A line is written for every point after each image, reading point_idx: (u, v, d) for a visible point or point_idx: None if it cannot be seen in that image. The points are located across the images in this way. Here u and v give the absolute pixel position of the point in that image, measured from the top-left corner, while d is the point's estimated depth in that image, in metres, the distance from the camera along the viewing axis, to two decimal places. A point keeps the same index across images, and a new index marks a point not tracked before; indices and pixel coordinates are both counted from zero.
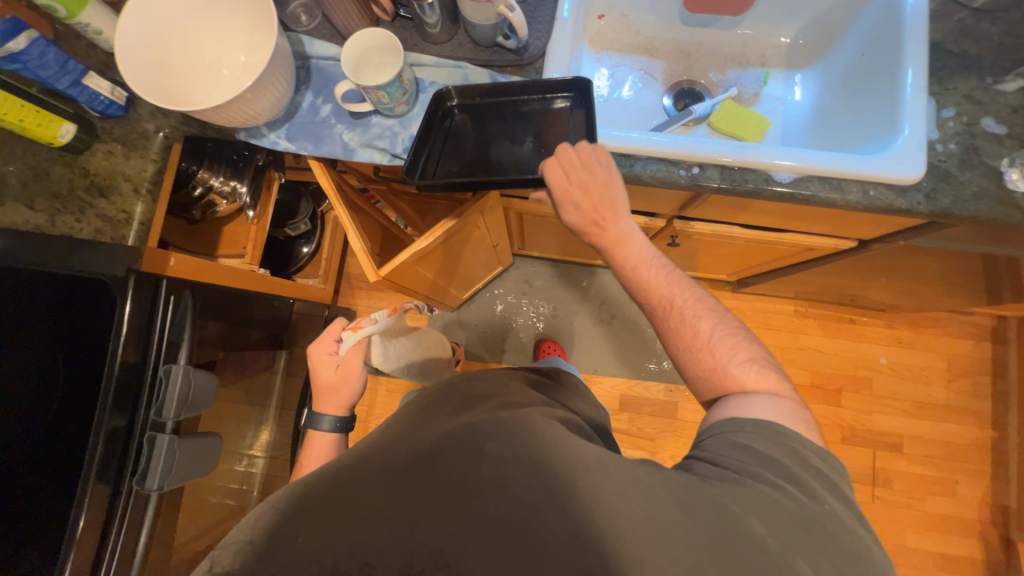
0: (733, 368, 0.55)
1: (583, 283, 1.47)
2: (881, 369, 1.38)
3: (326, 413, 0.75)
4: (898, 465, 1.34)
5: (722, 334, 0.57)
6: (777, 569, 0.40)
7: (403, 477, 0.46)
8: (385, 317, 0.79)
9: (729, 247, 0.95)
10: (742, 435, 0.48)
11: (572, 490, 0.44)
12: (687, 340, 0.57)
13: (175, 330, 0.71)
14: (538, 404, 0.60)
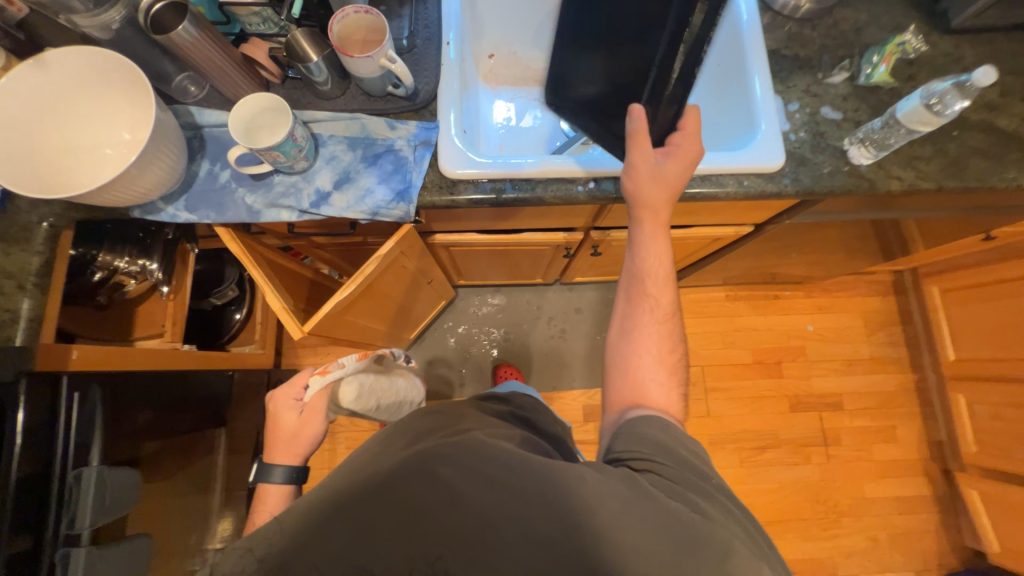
0: (671, 394, 0.58)
1: (529, 302, 1.50)
2: (810, 336, 1.50)
3: (277, 465, 0.68)
4: (842, 421, 1.44)
5: (675, 360, 0.61)
6: (703, 538, 0.43)
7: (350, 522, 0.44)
8: (355, 360, 0.79)
9: None
10: (651, 431, 0.52)
11: (530, 499, 0.44)
12: (654, 349, 0.60)
13: (83, 429, 0.65)
14: (490, 427, 0.60)
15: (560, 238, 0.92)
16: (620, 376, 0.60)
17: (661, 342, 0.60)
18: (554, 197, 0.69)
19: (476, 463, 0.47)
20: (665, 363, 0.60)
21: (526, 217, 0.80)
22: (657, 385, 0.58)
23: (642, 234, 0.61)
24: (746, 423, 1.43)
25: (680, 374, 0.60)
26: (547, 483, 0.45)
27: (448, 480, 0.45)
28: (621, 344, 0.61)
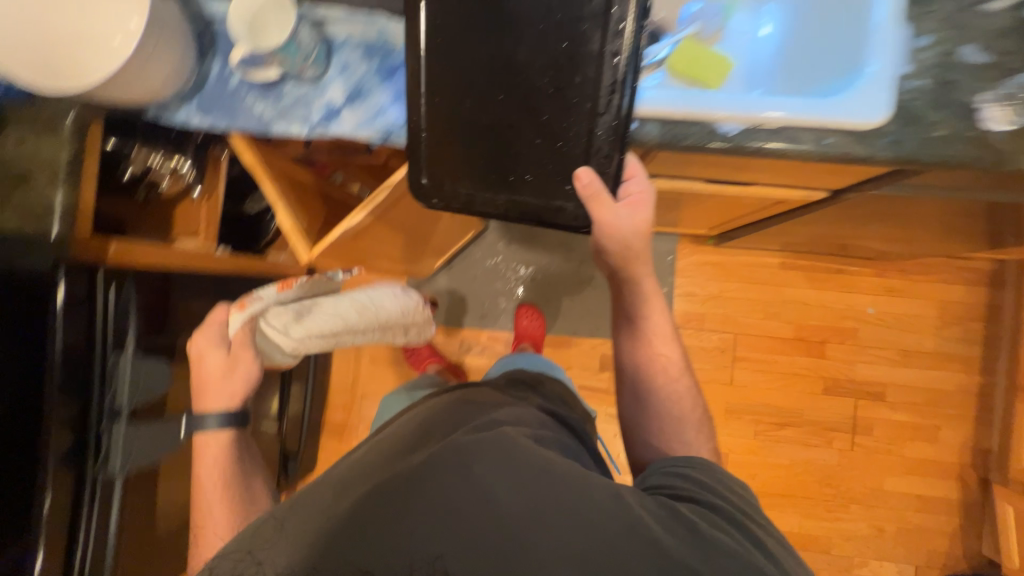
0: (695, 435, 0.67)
1: (561, 243, 1.43)
2: (869, 319, 1.35)
3: (210, 411, 0.72)
4: (879, 413, 1.34)
5: (692, 408, 0.70)
6: (734, 550, 0.48)
7: (392, 501, 0.50)
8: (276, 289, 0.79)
9: (697, 202, 0.89)
10: (684, 468, 0.59)
11: (556, 506, 0.48)
12: (673, 401, 0.69)
13: (119, 320, 0.73)
14: (518, 417, 0.64)
15: None
16: (653, 423, 0.69)
17: (672, 392, 0.70)
18: None
19: (514, 463, 0.52)
20: (686, 409, 0.69)
21: None
22: (679, 434, 0.67)
23: (652, 307, 0.71)
24: (770, 398, 1.37)
25: (702, 415, 0.70)
26: (575, 496, 0.49)
27: (483, 474, 0.51)
28: (644, 399, 0.70)
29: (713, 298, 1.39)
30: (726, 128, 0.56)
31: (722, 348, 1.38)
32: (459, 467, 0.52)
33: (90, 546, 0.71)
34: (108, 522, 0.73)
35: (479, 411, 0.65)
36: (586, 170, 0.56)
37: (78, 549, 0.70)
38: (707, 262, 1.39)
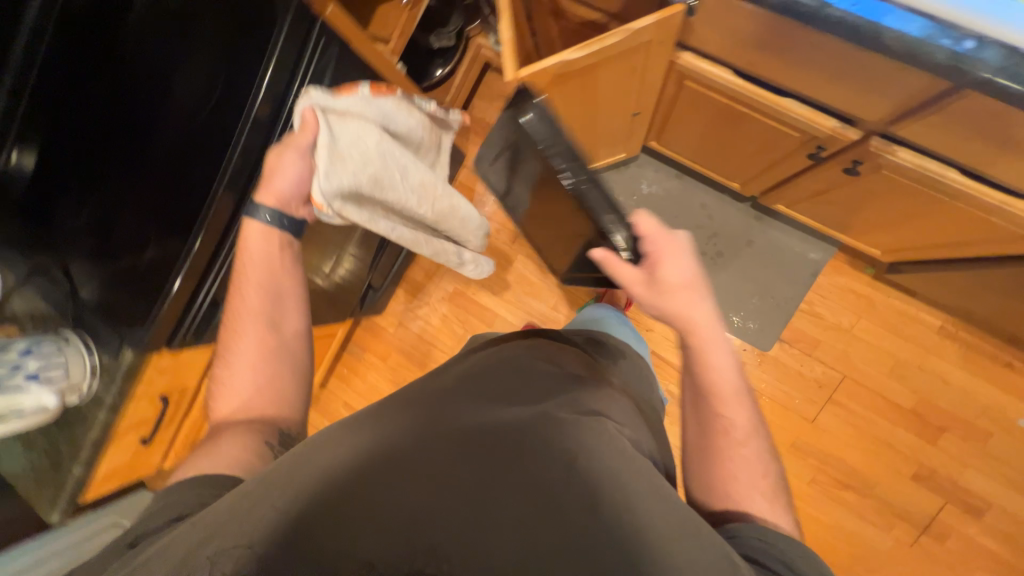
0: (758, 498, 0.58)
1: (702, 206, 1.32)
2: (1010, 431, 1.15)
3: (263, 202, 0.68)
4: (964, 527, 1.17)
5: (766, 462, 0.61)
6: None
7: (477, 456, 0.53)
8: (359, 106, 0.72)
9: (920, 200, 0.76)
10: (759, 536, 0.53)
11: (647, 505, 0.50)
12: (728, 458, 0.61)
13: (316, 77, 0.76)
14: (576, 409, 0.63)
15: (823, 128, 0.71)
16: (709, 482, 0.61)
17: (743, 441, 0.61)
18: (897, 41, 0.48)
19: (602, 450, 0.56)
20: (751, 467, 0.60)
21: (811, 71, 0.62)
22: (756, 496, 0.58)
23: (701, 352, 0.64)
24: (847, 455, 1.23)
25: (773, 479, 0.60)
26: (662, 501, 0.51)
27: (566, 455, 0.55)
28: (701, 454, 0.63)
29: (838, 329, 1.24)
30: None
31: (821, 384, 1.24)
32: (541, 443, 0.56)
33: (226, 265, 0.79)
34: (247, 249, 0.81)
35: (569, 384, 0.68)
36: (600, 250, 0.73)
37: (217, 263, 0.77)
38: (853, 291, 1.24)
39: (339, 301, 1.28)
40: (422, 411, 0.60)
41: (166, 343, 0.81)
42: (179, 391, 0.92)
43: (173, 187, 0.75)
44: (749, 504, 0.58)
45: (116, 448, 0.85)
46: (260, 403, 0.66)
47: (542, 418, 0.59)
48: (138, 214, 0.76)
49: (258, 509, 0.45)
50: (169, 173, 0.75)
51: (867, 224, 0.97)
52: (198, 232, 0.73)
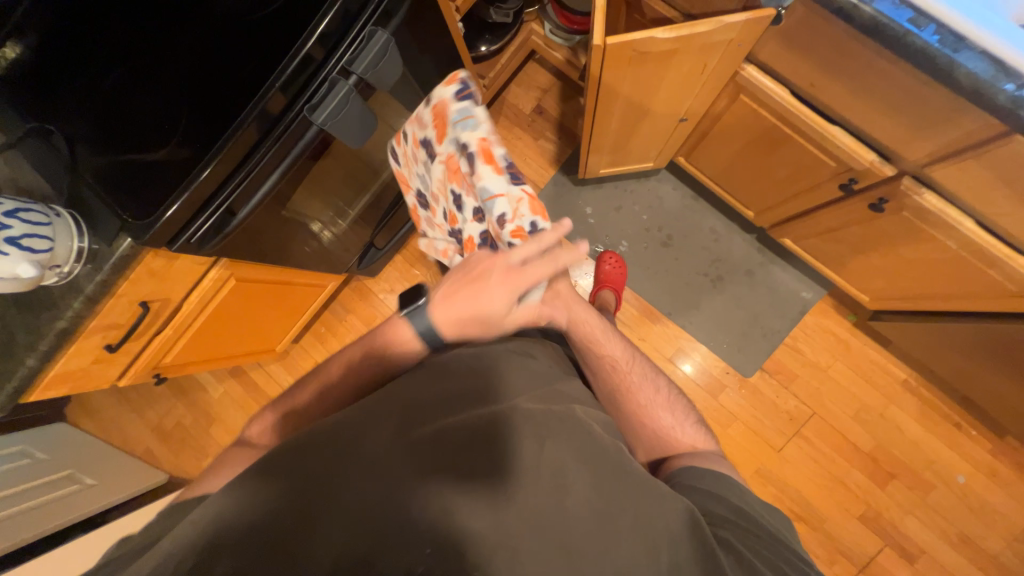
0: (683, 430, 0.72)
1: (710, 230, 1.38)
2: (951, 485, 1.25)
3: (425, 313, 0.60)
4: (899, 572, 1.23)
5: (670, 392, 0.76)
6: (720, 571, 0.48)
7: (413, 461, 0.49)
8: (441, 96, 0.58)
9: (929, 247, 0.83)
10: (704, 482, 0.62)
11: (615, 505, 0.50)
12: (647, 407, 0.73)
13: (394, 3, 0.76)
14: (522, 386, 0.59)
15: (863, 160, 0.78)
16: (643, 437, 0.73)
17: (650, 389, 0.74)
18: (965, 79, 0.56)
19: (559, 443, 0.53)
20: (663, 404, 0.74)
21: (870, 100, 0.68)
22: (672, 429, 0.72)
23: (575, 329, 0.72)
24: (805, 488, 1.28)
25: (679, 406, 0.75)
26: (631, 497, 0.51)
27: (515, 457, 0.50)
28: (627, 415, 0.73)
29: (816, 368, 1.31)
30: None
31: (793, 417, 1.31)
32: (485, 446, 0.51)
33: (256, 169, 0.75)
34: (279, 162, 0.77)
35: (502, 369, 0.63)
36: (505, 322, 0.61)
37: (250, 162, 0.74)
38: (834, 334, 1.32)
39: (339, 250, 1.23)
40: (356, 405, 0.55)
41: (165, 243, 0.74)
42: (160, 301, 0.85)
43: (209, 71, 0.66)
44: (670, 440, 0.71)
45: (78, 347, 0.77)
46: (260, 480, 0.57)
47: (482, 407, 0.55)
48: (154, 92, 0.65)
49: (201, 520, 0.44)
50: (211, 57, 0.66)
51: (865, 269, 1.05)
52: (236, 130, 0.69)
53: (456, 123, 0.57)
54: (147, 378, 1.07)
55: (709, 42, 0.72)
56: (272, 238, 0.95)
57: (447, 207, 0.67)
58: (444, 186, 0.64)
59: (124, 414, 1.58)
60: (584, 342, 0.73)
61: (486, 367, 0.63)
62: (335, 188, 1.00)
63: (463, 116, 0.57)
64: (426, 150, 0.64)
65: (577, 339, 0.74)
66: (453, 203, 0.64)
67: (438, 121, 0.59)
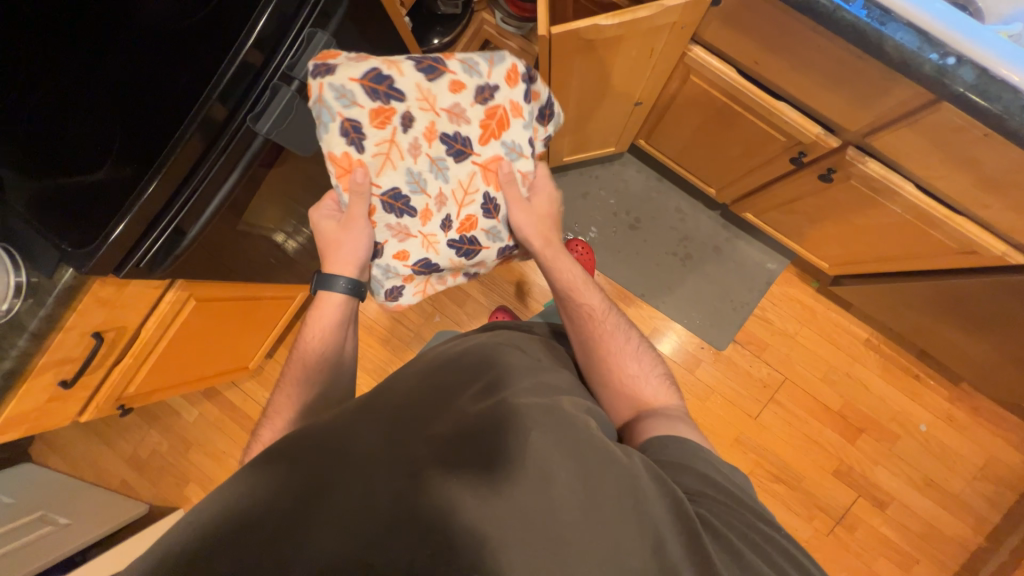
0: (649, 385, 0.70)
1: (675, 210, 1.40)
2: (914, 434, 1.32)
3: (339, 274, 0.73)
4: (872, 519, 1.31)
5: (639, 347, 0.74)
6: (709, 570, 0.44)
7: (394, 459, 0.48)
8: (514, 99, 0.70)
9: (877, 213, 0.87)
10: (673, 448, 0.58)
11: (606, 489, 0.47)
12: (613, 355, 0.72)
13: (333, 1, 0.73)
14: (514, 381, 0.57)
15: (810, 132, 0.80)
16: (614, 392, 0.70)
17: (620, 339, 0.74)
18: (893, 49, 0.58)
19: (546, 434, 0.50)
20: (630, 356, 0.72)
21: (812, 75, 0.70)
22: (639, 379, 0.70)
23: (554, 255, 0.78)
24: (782, 451, 1.34)
25: (651, 365, 0.73)
26: (617, 485, 0.47)
27: (496, 450, 0.48)
28: (600, 366, 0.72)
29: (784, 335, 1.37)
30: None
31: (766, 384, 1.36)
32: (469, 441, 0.49)
33: (202, 184, 0.72)
34: (229, 174, 0.74)
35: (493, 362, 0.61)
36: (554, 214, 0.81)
37: (195, 178, 0.71)
38: (800, 301, 1.37)
39: (305, 260, 1.20)
40: (358, 414, 0.53)
41: (111, 270, 0.71)
42: (114, 331, 0.81)
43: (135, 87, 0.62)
44: (640, 396, 0.69)
45: (29, 387, 0.73)
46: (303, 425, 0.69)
47: (473, 404, 0.54)
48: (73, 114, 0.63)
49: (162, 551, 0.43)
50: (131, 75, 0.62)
51: (822, 236, 1.09)
52: (179, 142, 0.64)
53: (526, 127, 0.72)
54: (112, 410, 1.03)
55: (651, 28, 0.73)
56: (230, 254, 0.92)
57: (458, 211, 0.72)
58: (472, 185, 0.72)
59: (95, 447, 1.51)
60: (563, 283, 0.77)
61: (484, 361, 0.62)
62: (293, 197, 0.97)
63: (530, 121, 0.73)
64: (458, 148, 0.69)
65: (559, 281, 0.77)
66: (478, 203, 0.73)
67: (501, 123, 0.70)
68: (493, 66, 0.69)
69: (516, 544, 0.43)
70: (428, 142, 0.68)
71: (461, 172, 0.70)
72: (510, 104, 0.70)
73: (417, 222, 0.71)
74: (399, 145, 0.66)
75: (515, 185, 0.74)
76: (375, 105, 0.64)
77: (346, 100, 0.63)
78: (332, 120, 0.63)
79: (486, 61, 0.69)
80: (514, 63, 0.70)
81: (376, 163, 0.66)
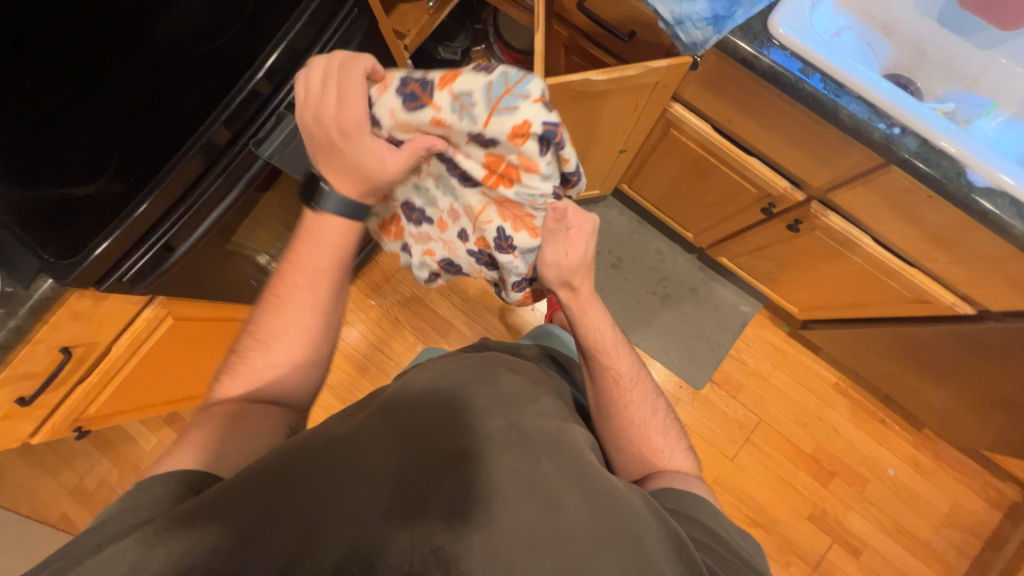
0: (674, 455, 0.68)
1: (655, 251, 1.46)
2: (883, 478, 1.35)
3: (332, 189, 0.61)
4: (847, 566, 1.31)
5: (666, 417, 0.72)
6: None
7: (386, 479, 0.46)
8: (523, 155, 0.53)
9: (840, 262, 0.94)
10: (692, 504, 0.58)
11: (610, 526, 0.47)
12: (640, 424, 0.70)
13: (342, 41, 0.78)
14: (515, 405, 0.57)
15: (777, 185, 0.88)
16: (638, 457, 0.69)
17: (646, 409, 0.71)
18: (847, 118, 0.65)
19: (548, 462, 0.51)
20: (656, 426, 0.70)
21: (778, 135, 0.78)
22: (664, 451, 0.68)
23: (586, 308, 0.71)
24: (758, 494, 1.34)
25: (677, 437, 0.71)
26: (620, 518, 0.48)
27: (497, 469, 0.48)
28: (625, 432, 0.70)
29: (758, 376, 1.41)
30: (971, 176, 0.63)
31: (742, 424, 1.38)
32: (469, 464, 0.48)
33: (200, 200, 0.74)
34: (227, 191, 0.76)
35: (493, 381, 0.60)
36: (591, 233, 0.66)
37: (194, 194, 0.72)
38: (772, 343, 1.43)
39: None
40: (344, 427, 0.52)
41: (93, 283, 0.69)
42: (84, 346, 0.78)
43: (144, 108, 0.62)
44: (658, 460, 0.68)
45: None
46: (298, 375, 0.63)
47: (473, 420, 0.53)
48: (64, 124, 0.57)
49: None
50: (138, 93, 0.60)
51: (791, 282, 1.15)
52: (179, 162, 0.68)
53: (547, 177, 0.56)
54: (67, 433, 0.97)
55: (633, 85, 0.80)
56: (215, 273, 0.91)
57: (472, 228, 0.67)
58: (484, 213, 0.63)
59: (36, 475, 1.40)
60: (592, 344, 0.72)
61: (480, 375, 0.61)
62: (284, 219, 0.98)
63: (552, 168, 0.56)
64: (461, 177, 0.61)
65: (590, 340, 0.73)
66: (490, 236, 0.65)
67: (511, 174, 0.56)
68: (494, 112, 0.51)
69: (514, 558, 0.43)
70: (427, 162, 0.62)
71: (470, 198, 0.63)
72: (522, 156, 0.54)
73: (435, 230, 0.71)
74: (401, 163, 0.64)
75: (552, 236, 0.62)
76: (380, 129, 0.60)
77: None
78: None
79: (487, 102, 0.51)
80: (529, 115, 0.50)
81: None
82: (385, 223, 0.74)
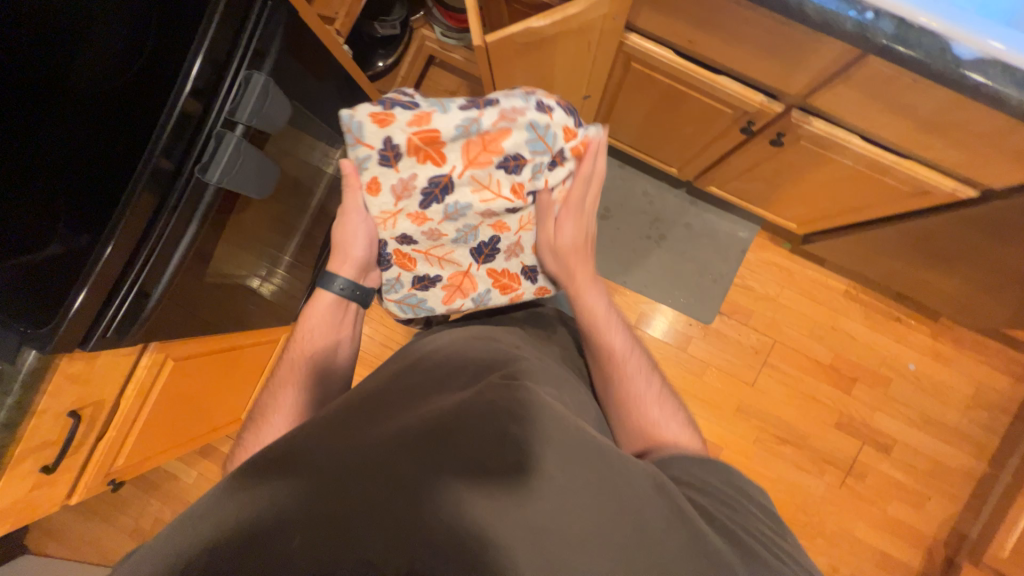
0: (670, 425, 0.68)
1: (642, 193, 1.42)
2: (905, 374, 1.36)
3: (340, 274, 0.79)
4: (880, 464, 1.33)
5: (662, 390, 0.73)
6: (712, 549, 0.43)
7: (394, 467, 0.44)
8: (409, 122, 0.63)
9: (831, 169, 0.89)
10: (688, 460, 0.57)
11: (596, 475, 0.46)
12: (637, 391, 0.72)
13: (265, 39, 0.71)
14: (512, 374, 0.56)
15: (753, 103, 0.83)
16: (632, 429, 0.69)
17: (644, 379, 0.73)
18: (814, 11, 0.60)
19: (538, 422, 0.49)
20: (655, 393, 0.72)
21: (744, 47, 0.72)
22: (658, 421, 0.68)
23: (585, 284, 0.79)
24: (783, 413, 1.36)
25: (677, 411, 0.71)
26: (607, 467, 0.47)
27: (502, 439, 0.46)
28: (628, 398, 0.71)
29: (766, 299, 1.39)
30: (956, 49, 0.58)
31: (757, 349, 1.38)
32: (470, 439, 0.46)
33: (160, 241, 0.69)
34: (186, 228, 0.71)
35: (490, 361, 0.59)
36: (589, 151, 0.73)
37: (152, 234, 0.68)
38: (776, 264, 1.40)
39: (284, 303, 1.18)
40: (342, 422, 0.50)
41: (78, 345, 0.68)
42: (92, 406, 0.79)
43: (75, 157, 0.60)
44: (654, 430, 0.67)
45: (7, 479, 0.70)
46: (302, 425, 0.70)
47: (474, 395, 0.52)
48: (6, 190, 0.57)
49: None
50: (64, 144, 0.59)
51: (786, 199, 1.11)
52: (128, 203, 0.62)
53: (445, 108, 0.64)
54: (104, 488, 1.00)
55: (579, 24, 0.73)
56: (206, 306, 0.90)
57: (509, 197, 0.70)
58: (484, 179, 0.68)
59: (95, 526, 1.46)
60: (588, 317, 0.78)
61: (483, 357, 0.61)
62: (263, 237, 0.96)
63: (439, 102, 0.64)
64: (437, 189, 0.68)
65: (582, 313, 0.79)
66: (500, 173, 0.67)
67: (429, 136, 0.64)
68: (363, 139, 0.64)
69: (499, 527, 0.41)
70: (426, 216, 0.71)
71: (467, 194, 0.69)
72: (410, 120, 0.63)
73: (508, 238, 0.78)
74: (435, 250, 0.77)
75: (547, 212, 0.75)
76: (393, 239, 0.76)
77: (398, 287, 0.82)
78: (405, 288, 0.82)
79: (359, 136, 0.64)
80: (365, 111, 0.63)
81: (423, 259, 0.79)
82: (495, 282, 0.82)
